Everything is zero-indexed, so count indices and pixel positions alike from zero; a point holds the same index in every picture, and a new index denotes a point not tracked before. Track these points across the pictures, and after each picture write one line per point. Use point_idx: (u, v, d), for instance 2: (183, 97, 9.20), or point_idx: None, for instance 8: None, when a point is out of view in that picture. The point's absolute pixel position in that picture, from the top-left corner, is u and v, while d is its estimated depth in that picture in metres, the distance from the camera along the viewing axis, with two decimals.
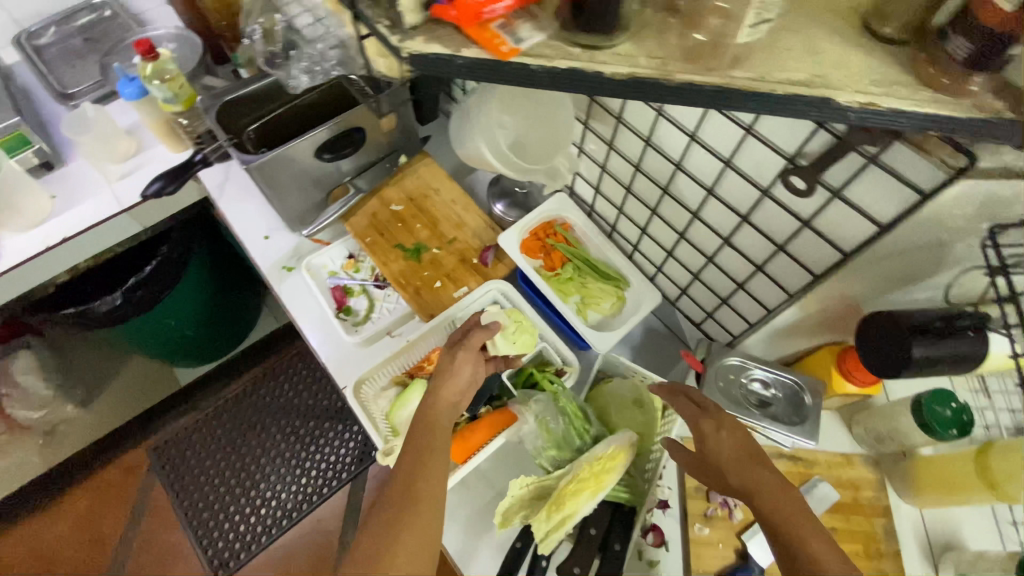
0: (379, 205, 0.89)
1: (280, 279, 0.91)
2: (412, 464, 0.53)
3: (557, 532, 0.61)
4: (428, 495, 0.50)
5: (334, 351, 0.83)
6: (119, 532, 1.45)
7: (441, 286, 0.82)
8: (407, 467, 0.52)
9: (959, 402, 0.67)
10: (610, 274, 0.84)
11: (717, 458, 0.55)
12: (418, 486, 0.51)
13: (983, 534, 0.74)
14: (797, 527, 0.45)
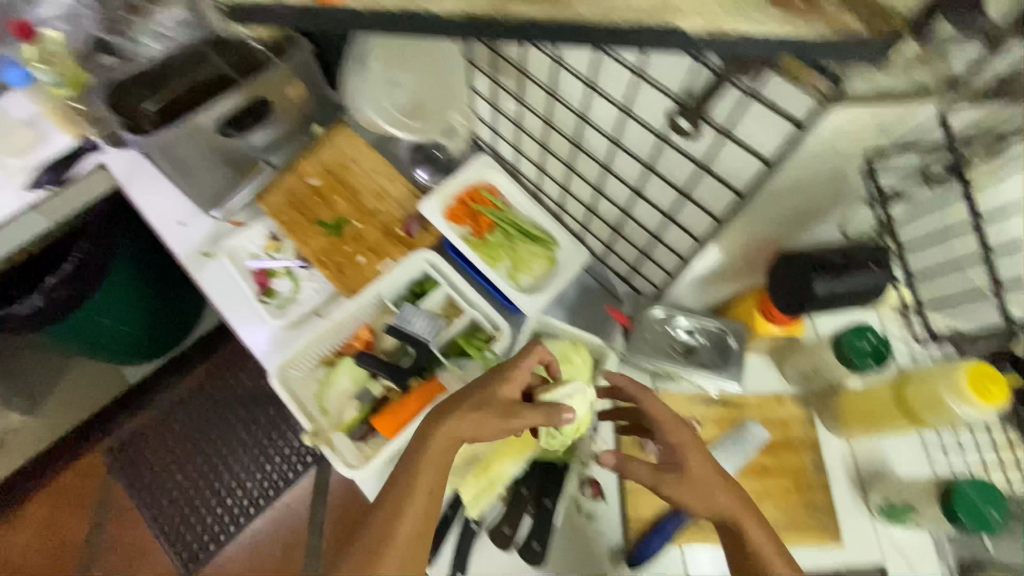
0: (297, 181, 0.85)
1: (200, 266, 0.87)
2: (392, 506, 0.55)
3: (485, 496, 0.62)
4: (408, 539, 0.54)
5: (260, 336, 0.81)
6: (84, 534, 1.41)
7: (364, 261, 0.79)
8: (386, 512, 0.55)
9: (878, 335, 0.68)
10: (540, 236, 0.83)
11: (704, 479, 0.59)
12: (399, 528, 0.54)
13: (912, 460, 0.77)
14: (771, 565, 0.56)
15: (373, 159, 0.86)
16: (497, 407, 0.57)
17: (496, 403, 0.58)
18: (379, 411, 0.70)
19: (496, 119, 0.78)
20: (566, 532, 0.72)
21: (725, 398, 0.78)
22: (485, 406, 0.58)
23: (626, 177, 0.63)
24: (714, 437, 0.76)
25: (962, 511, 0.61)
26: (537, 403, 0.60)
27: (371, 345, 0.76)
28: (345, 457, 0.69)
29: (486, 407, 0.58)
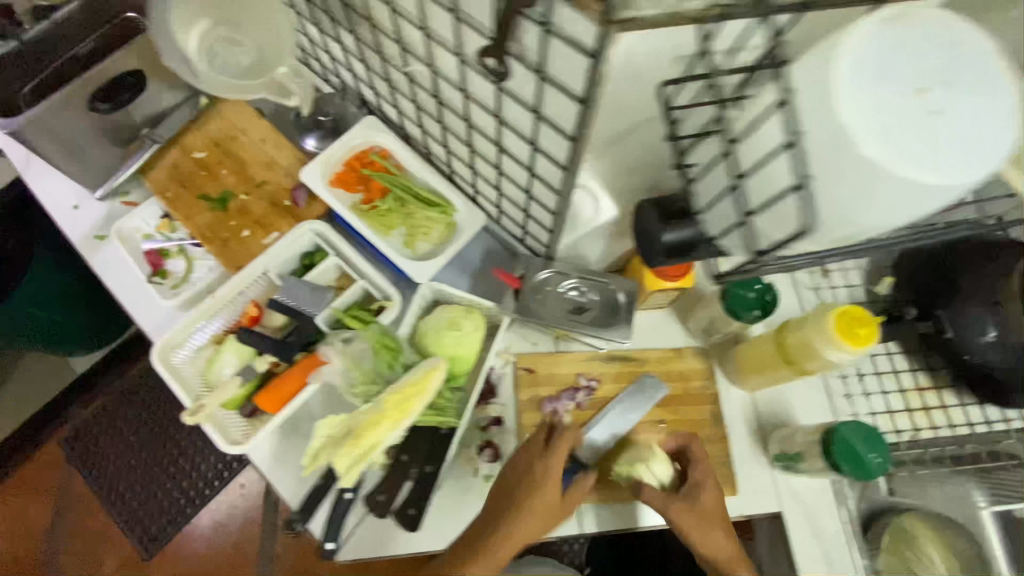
0: (181, 155, 0.83)
1: (94, 249, 0.85)
2: (493, 522, 0.66)
3: (361, 463, 0.60)
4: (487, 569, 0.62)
5: (152, 317, 0.79)
6: (43, 524, 1.40)
7: (249, 235, 0.77)
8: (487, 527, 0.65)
9: (764, 283, 0.67)
10: (435, 200, 0.79)
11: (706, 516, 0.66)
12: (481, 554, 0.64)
13: (813, 407, 0.77)
14: None
15: (262, 129, 0.83)
16: (542, 477, 0.64)
17: (548, 496, 0.64)
18: (264, 386, 0.69)
19: (376, 81, 0.74)
20: (463, 495, 0.71)
21: (625, 355, 0.77)
22: (531, 474, 0.65)
23: (488, 131, 0.59)
24: (614, 395, 0.76)
25: (845, 459, 0.60)
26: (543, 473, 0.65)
27: (259, 321, 0.74)
28: (228, 434, 0.68)
29: (532, 471, 0.66)
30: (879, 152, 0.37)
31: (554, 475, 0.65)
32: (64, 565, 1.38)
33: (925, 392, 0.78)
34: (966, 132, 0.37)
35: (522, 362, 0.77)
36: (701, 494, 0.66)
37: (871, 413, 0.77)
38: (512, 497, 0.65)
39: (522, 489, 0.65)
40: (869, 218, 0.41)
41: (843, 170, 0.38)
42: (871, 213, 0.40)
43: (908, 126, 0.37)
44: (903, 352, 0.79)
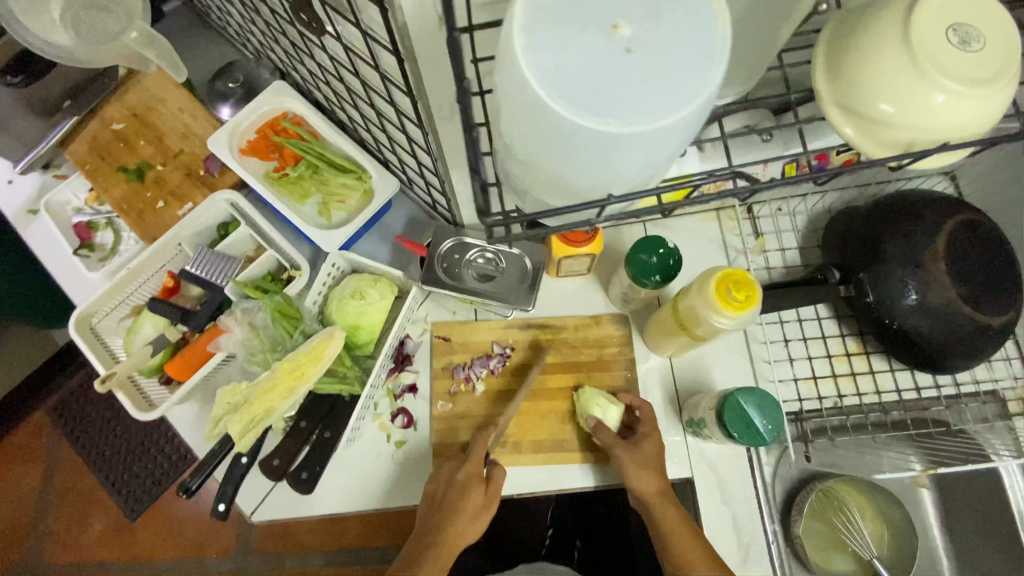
0: (100, 126, 0.82)
1: (26, 224, 0.85)
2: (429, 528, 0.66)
3: (252, 430, 0.61)
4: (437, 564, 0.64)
5: (82, 288, 0.81)
6: (37, 485, 1.49)
7: (164, 206, 0.78)
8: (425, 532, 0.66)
9: (669, 247, 0.65)
10: (347, 167, 0.77)
11: (643, 464, 0.66)
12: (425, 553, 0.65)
13: (735, 373, 0.75)
14: (691, 549, 0.61)
15: (179, 98, 0.82)
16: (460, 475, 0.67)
17: (469, 494, 0.66)
18: (174, 355, 0.70)
19: (276, 45, 0.71)
20: (374, 460, 0.72)
21: (541, 322, 0.76)
22: (452, 478, 0.67)
23: (366, 98, 0.59)
24: (528, 362, 0.75)
25: (738, 428, 0.59)
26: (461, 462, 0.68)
27: (175, 292, 0.75)
28: (140, 402, 0.70)
29: (450, 473, 0.67)
30: (556, 105, 0.28)
31: (474, 473, 0.67)
32: (55, 524, 1.47)
33: (853, 357, 0.76)
34: (663, 73, 0.27)
35: (436, 331, 0.76)
36: (639, 441, 0.67)
37: (794, 380, 0.75)
38: (434, 519, 0.66)
39: (436, 493, 0.67)
40: (585, 185, 0.33)
41: (541, 129, 0.30)
42: (589, 175, 0.32)
43: (587, 75, 0.27)
44: (833, 317, 0.77)
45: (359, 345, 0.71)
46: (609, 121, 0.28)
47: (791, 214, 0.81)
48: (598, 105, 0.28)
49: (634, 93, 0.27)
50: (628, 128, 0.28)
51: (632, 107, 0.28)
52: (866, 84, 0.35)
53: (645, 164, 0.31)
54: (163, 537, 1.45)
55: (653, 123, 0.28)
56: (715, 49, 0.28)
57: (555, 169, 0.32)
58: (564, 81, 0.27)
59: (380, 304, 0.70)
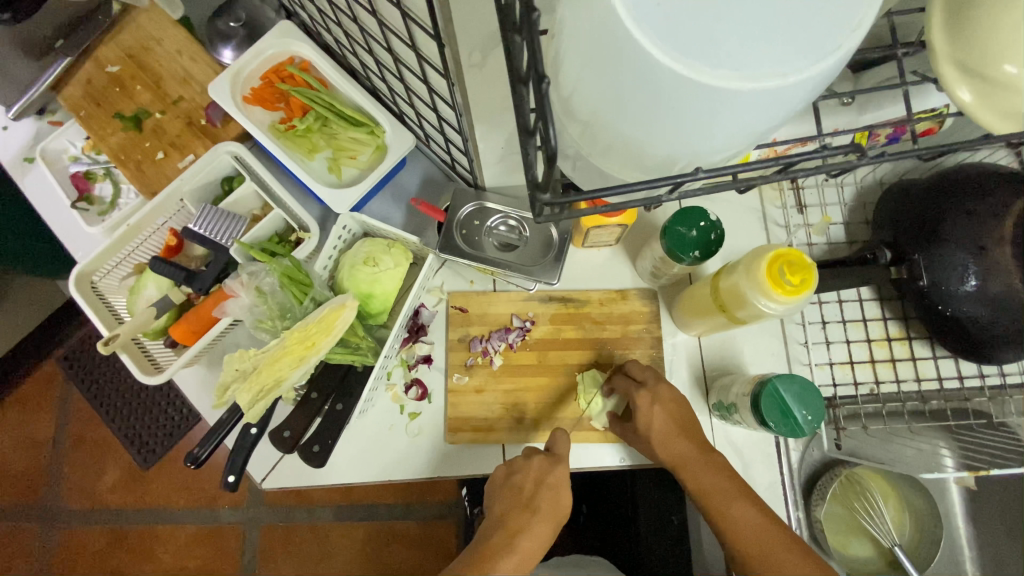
0: (94, 69, 0.76)
1: (21, 172, 0.80)
2: (506, 507, 0.61)
3: (263, 400, 0.59)
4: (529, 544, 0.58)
5: (83, 243, 0.77)
6: (51, 432, 1.51)
7: (164, 157, 0.73)
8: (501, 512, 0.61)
9: (710, 220, 0.60)
10: (360, 119, 0.72)
11: (652, 430, 0.63)
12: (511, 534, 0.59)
13: (767, 355, 0.71)
14: (736, 505, 0.57)
15: (177, 39, 0.76)
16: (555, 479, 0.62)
17: (562, 486, 0.62)
18: (179, 317, 0.67)
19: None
20: (387, 431, 0.69)
21: (564, 295, 0.72)
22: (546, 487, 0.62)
23: (383, 42, 0.52)
24: (548, 337, 0.71)
25: (775, 416, 0.56)
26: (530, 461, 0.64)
27: (179, 251, 0.71)
28: (144, 366, 0.67)
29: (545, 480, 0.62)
30: (657, 49, 0.23)
31: (565, 475, 0.63)
32: (69, 471, 1.49)
33: (894, 342, 0.72)
34: (793, 13, 0.23)
35: (453, 301, 0.72)
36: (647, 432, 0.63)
37: (829, 363, 0.71)
38: (519, 513, 0.60)
39: (521, 488, 0.61)
40: (665, 149, 0.29)
41: (628, 79, 0.25)
42: (677, 139, 0.28)
43: (696, 15, 0.23)
44: (876, 300, 0.72)
45: (372, 314, 0.67)
46: (721, 71, 0.23)
47: (838, 186, 0.75)
48: (708, 50, 0.23)
49: (756, 32, 0.23)
50: (743, 79, 0.24)
51: (750, 53, 0.23)
52: (990, 41, 0.31)
53: (748, 129, 0.27)
54: (175, 487, 1.47)
55: (775, 75, 0.23)
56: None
57: (633, 129, 0.28)
58: (667, 17, 0.23)
59: (395, 271, 0.66)
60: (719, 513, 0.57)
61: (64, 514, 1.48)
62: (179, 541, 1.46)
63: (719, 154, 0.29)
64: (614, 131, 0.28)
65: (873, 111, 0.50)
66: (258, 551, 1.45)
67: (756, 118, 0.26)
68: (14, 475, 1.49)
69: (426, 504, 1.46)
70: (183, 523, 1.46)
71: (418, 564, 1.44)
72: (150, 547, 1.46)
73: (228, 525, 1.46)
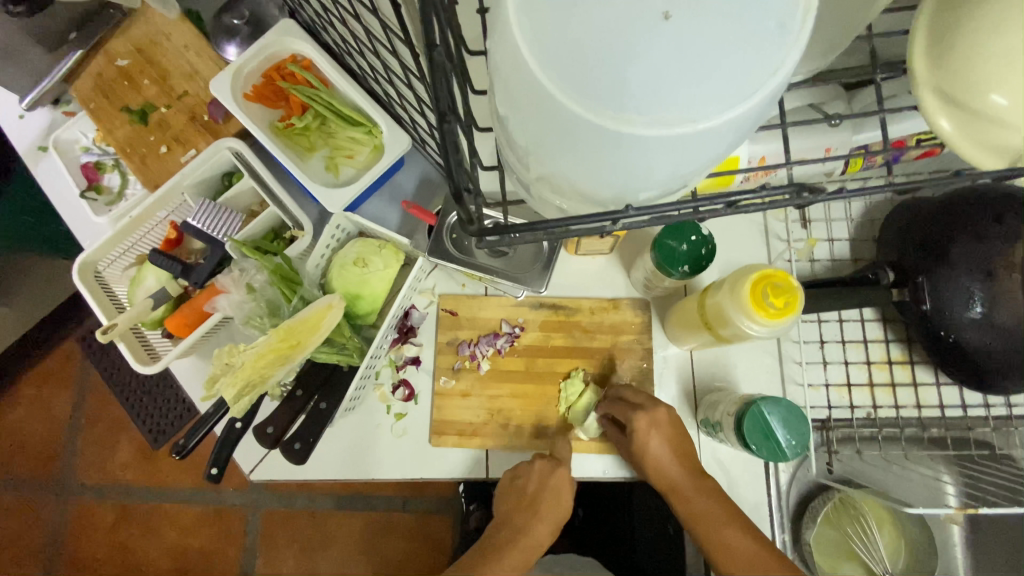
0: (105, 63, 0.78)
1: (36, 160, 0.84)
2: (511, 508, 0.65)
3: (247, 395, 0.59)
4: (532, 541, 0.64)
5: (91, 232, 0.79)
6: (69, 409, 1.57)
7: (167, 151, 0.74)
8: (507, 512, 0.65)
9: (702, 234, 0.58)
10: (357, 119, 0.72)
11: (639, 449, 0.62)
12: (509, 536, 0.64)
13: (761, 373, 0.69)
14: (723, 531, 0.56)
15: (185, 34, 0.77)
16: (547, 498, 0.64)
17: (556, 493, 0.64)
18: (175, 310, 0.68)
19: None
20: (372, 430, 0.70)
21: (555, 302, 0.71)
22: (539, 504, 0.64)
23: (373, 47, 0.53)
24: (538, 345, 0.70)
25: (756, 438, 0.54)
26: (531, 467, 0.65)
27: (180, 245, 0.72)
28: (140, 355, 0.68)
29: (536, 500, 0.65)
30: (566, 92, 0.23)
31: (567, 478, 0.65)
32: (85, 446, 1.55)
33: (896, 365, 0.69)
34: (702, 58, 0.22)
35: (443, 304, 0.72)
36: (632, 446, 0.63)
37: (825, 385, 0.69)
38: (521, 516, 0.64)
39: (522, 492, 0.64)
40: (597, 187, 0.28)
41: (542, 118, 0.24)
42: (605, 178, 0.27)
43: (602, 57, 0.22)
44: (878, 321, 0.70)
45: (360, 315, 0.68)
46: (630, 115, 0.23)
47: (845, 201, 0.73)
48: (617, 93, 0.22)
49: (666, 73, 0.22)
50: (652, 124, 0.23)
51: (660, 97, 0.22)
52: (971, 67, 0.30)
53: (678, 169, 0.26)
54: (183, 467, 1.52)
55: (686, 119, 0.23)
56: (787, 18, 0.23)
57: (559, 167, 0.27)
58: (573, 57, 0.22)
59: (385, 273, 0.66)
60: (710, 541, 0.56)
61: (79, 487, 1.54)
62: (185, 519, 1.50)
63: (658, 192, 0.28)
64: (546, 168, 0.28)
65: (865, 131, 0.51)
66: (261, 533, 1.48)
67: (681, 159, 0.25)
68: (34, 447, 1.56)
69: (426, 498, 1.48)
70: (189, 503, 1.51)
71: (414, 556, 1.46)
72: (159, 524, 1.51)
73: (232, 508, 1.50)
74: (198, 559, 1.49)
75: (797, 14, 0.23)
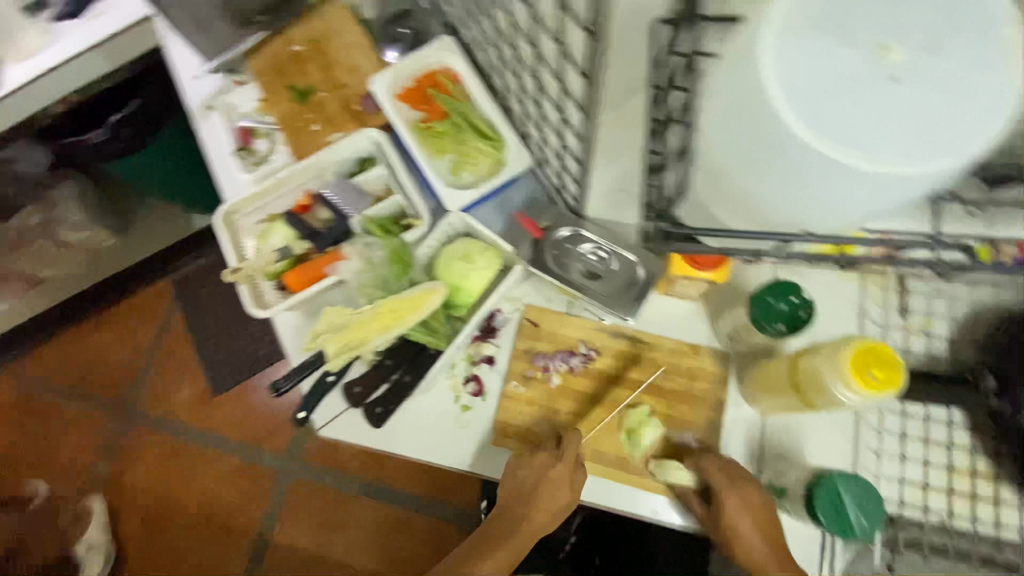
0: (282, 45, 0.89)
1: (202, 117, 0.95)
2: (513, 493, 0.69)
3: (346, 353, 0.67)
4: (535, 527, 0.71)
5: (234, 186, 0.90)
6: (149, 341, 1.71)
7: (318, 130, 0.83)
8: (509, 494, 0.70)
9: (801, 296, 0.60)
10: (488, 133, 0.79)
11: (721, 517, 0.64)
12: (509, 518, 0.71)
13: (833, 452, 0.68)
14: None
15: (355, 33, 0.87)
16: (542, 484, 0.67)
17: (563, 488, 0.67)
18: (295, 266, 0.76)
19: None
20: (438, 416, 0.73)
21: (636, 336, 0.73)
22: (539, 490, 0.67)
23: (534, 69, 0.57)
24: (611, 372, 0.72)
25: (829, 513, 0.54)
26: (532, 466, 0.68)
27: (308, 211, 0.80)
28: (258, 299, 0.76)
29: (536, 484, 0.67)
30: (807, 128, 0.39)
31: (563, 475, 0.67)
32: (153, 377, 1.68)
33: (978, 478, 0.66)
34: (919, 111, 0.37)
35: (528, 313, 0.75)
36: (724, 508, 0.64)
37: (899, 480, 0.67)
38: (522, 503, 0.69)
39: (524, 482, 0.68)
40: (812, 200, 0.44)
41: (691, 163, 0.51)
42: (819, 197, 0.44)
43: (834, 101, 0.38)
44: (968, 427, 0.67)
45: (454, 306, 0.73)
46: (849, 147, 0.38)
47: (949, 299, 0.71)
48: (841, 133, 0.38)
49: (884, 123, 0.38)
50: (864, 158, 0.38)
51: (870, 142, 0.38)
52: None
53: (876, 197, 0.42)
54: (233, 418, 1.61)
55: (898, 159, 0.38)
56: (995, 106, 0.37)
57: (770, 187, 0.46)
58: (821, 101, 0.38)
59: (486, 274, 0.72)
60: None
61: (138, 416, 1.65)
62: (222, 468, 1.58)
63: (832, 217, 0.47)
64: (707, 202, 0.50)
65: None
66: (285, 499, 1.54)
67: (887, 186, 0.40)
68: (112, 368, 1.70)
69: (446, 504, 1.49)
70: (230, 454, 1.59)
71: (421, 560, 1.46)
72: (199, 467, 1.59)
73: (266, 468, 1.56)
74: (224, 509, 1.56)
75: (1004, 108, 0.38)
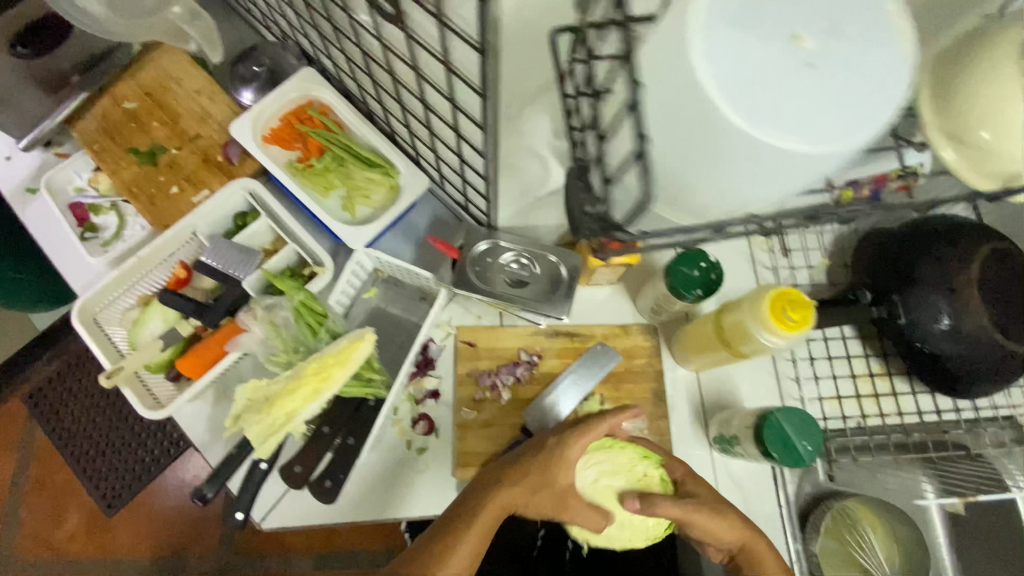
0: (110, 104, 0.78)
1: (23, 203, 0.80)
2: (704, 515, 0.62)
3: (273, 436, 0.60)
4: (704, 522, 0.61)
5: (85, 276, 0.78)
6: (9, 477, 1.37)
7: (178, 191, 0.74)
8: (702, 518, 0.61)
9: (710, 261, 0.64)
10: (374, 161, 0.74)
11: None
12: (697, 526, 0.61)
13: (762, 391, 0.74)
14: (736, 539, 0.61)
15: (196, 79, 0.78)
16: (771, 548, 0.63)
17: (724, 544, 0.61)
18: (186, 351, 0.67)
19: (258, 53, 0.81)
20: (394, 469, 0.70)
21: (568, 330, 0.74)
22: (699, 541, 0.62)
23: (415, 89, 0.55)
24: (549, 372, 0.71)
25: (776, 445, 0.59)
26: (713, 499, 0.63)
27: (187, 283, 0.72)
28: (148, 399, 0.65)
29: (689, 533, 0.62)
30: (757, 124, 0.36)
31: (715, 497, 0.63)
32: (26, 516, 1.35)
33: (877, 378, 0.76)
34: (845, 86, 0.35)
35: (462, 335, 0.74)
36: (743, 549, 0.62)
37: (819, 399, 0.75)
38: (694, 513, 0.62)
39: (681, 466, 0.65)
40: (751, 190, 0.42)
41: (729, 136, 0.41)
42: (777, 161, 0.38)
43: (797, 93, 0.35)
44: (858, 338, 0.77)
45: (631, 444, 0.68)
46: (801, 134, 0.36)
47: (818, 233, 0.80)
48: (793, 125, 0.36)
49: (786, 101, 0.35)
50: (808, 141, 0.36)
51: (818, 123, 0.35)
52: (967, 116, 0.41)
53: (806, 169, 0.39)
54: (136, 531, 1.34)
55: (828, 140, 0.36)
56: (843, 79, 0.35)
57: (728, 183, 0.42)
58: (749, 98, 0.36)
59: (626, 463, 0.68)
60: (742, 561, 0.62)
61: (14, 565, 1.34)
62: None
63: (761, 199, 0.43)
64: (772, 130, 0.36)
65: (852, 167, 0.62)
66: None
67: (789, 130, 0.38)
68: None
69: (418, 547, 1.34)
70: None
71: None
72: None
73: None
74: None
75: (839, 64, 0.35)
